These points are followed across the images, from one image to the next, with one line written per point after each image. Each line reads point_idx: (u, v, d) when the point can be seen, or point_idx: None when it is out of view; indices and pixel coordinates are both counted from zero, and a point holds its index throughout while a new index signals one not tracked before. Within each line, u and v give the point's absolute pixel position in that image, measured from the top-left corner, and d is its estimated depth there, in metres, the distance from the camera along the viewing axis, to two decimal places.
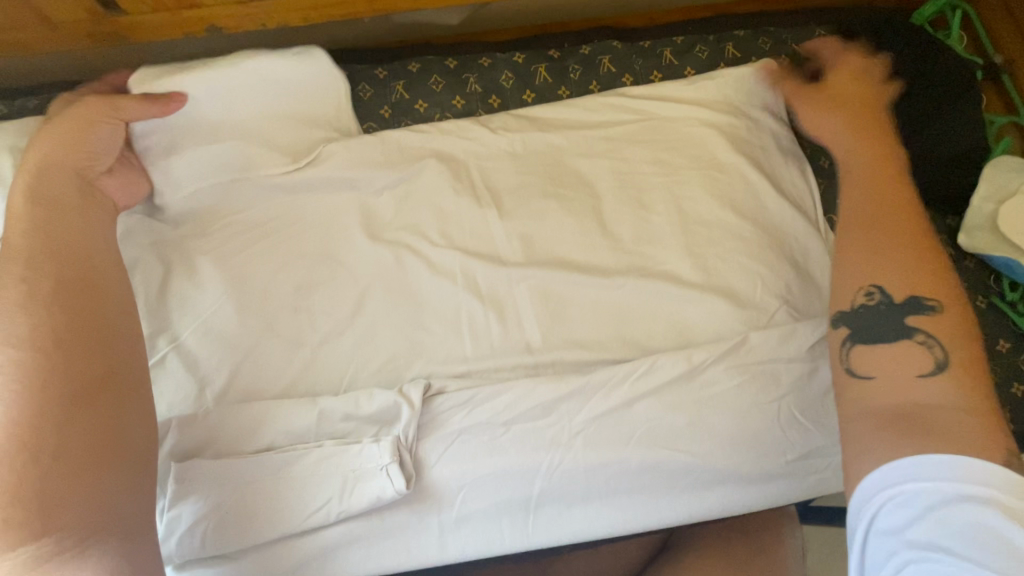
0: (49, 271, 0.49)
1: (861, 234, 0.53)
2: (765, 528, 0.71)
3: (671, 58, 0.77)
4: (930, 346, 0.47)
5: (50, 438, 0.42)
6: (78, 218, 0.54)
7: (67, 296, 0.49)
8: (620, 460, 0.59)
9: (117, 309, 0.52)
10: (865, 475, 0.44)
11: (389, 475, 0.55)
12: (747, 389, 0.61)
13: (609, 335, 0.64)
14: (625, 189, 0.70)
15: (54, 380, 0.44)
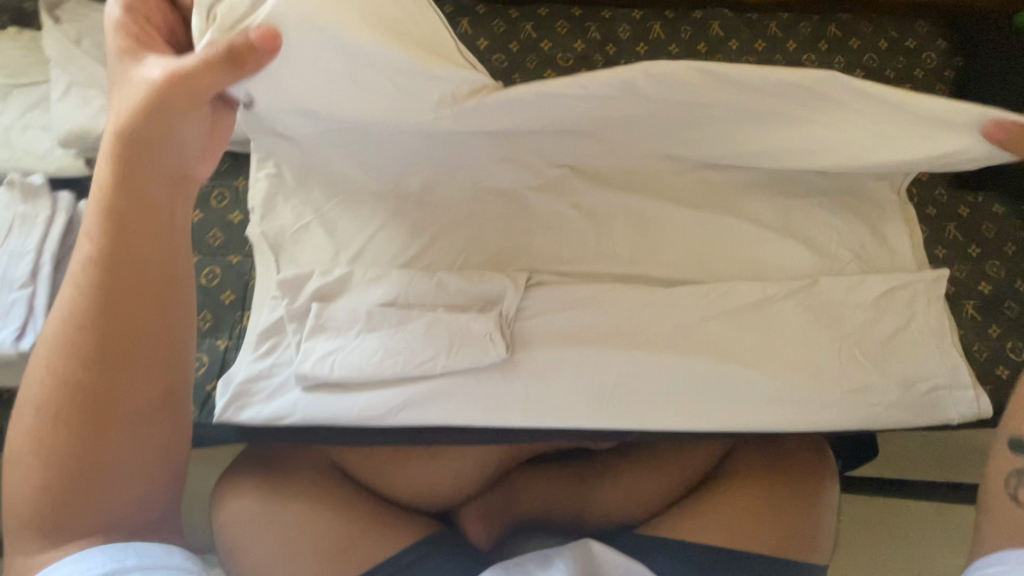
0: (89, 269, 0.53)
1: None
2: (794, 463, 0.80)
3: (777, 31, 0.82)
4: None
5: (70, 408, 0.52)
6: (138, 201, 0.54)
7: (103, 316, 0.53)
8: (690, 365, 0.67)
9: (130, 419, 0.53)
10: None
11: (491, 341, 0.65)
12: (811, 324, 0.68)
13: (691, 263, 0.72)
14: None
15: (53, 467, 0.51)
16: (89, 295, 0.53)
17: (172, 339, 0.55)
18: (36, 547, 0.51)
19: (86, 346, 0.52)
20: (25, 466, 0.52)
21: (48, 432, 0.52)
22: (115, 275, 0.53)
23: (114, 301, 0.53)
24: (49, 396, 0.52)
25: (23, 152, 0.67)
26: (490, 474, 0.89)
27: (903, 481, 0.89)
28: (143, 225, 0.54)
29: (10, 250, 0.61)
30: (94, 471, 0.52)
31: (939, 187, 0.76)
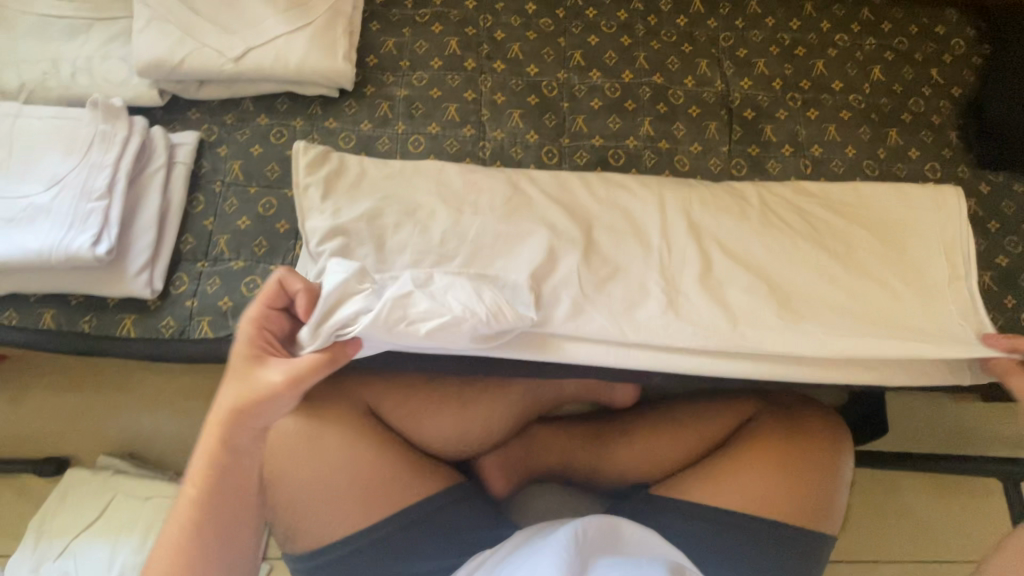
0: (197, 525, 0.55)
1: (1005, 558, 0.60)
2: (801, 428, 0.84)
3: (811, 11, 0.86)
4: None
5: None
6: (234, 493, 0.57)
7: (206, 542, 0.55)
8: (715, 318, 0.69)
9: (225, 551, 0.56)
10: None
11: (519, 292, 0.67)
12: (830, 286, 0.72)
13: (723, 222, 0.74)
14: (751, 110, 0.81)
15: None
16: (199, 502, 0.55)
17: (238, 557, 0.57)
18: None
19: (184, 555, 0.54)
20: None
21: (187, 527, 0.55)
22: (221, 473, 0.56)
23: (203, 541, 0.55)
24: (170, 552, 0.54)
25: (103, 80, 0.72)
26: (515, 424, 0.92)
27: (912, 457, 0.92)
28: (228, 485, 0.56)
29: (90, 163, 0.65)
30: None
31: (961, 165, 0.79)
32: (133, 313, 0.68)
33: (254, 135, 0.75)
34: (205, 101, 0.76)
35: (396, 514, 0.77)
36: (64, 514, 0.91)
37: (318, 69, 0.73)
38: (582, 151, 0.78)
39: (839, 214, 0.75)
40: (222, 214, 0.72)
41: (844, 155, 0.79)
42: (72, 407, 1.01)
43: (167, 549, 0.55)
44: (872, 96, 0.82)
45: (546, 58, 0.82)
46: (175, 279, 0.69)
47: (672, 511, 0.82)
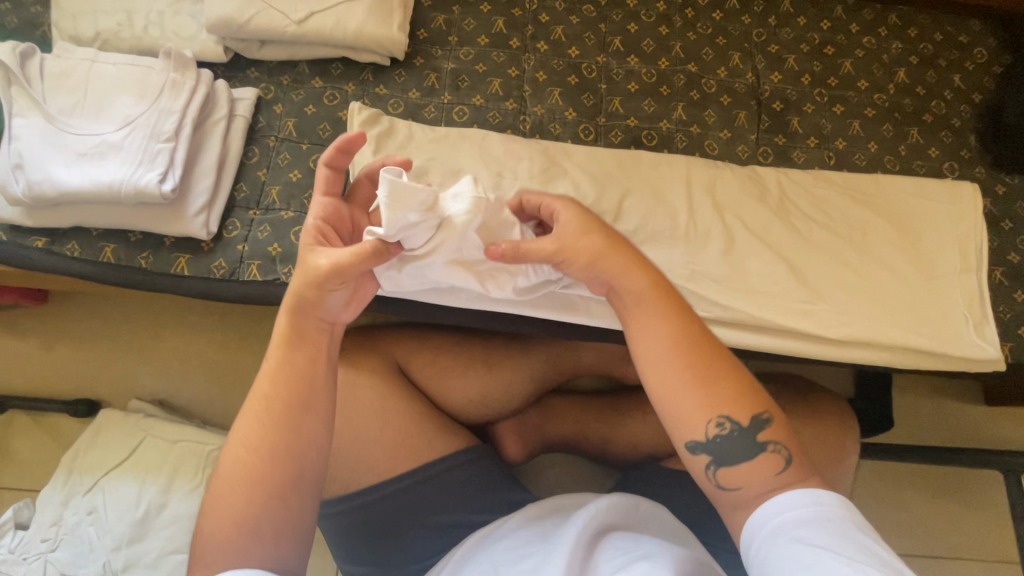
0: (270, 399, 0.57)
1: (674, 363, 0.55)
2: (809, 413, 0.87)
3: (842, 14, 0.91)
4: (778, 449, 0.54)
5: (261, 465, 0.55)
6: (303, 370, 0.58)
7: (280, 412, 0.56)
8: (734, 293, 0.73)
9: (296, 426, 0.56)
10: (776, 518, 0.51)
11: None
12: (848, 270, 0.75)
13: (746, 203, 0.77)
14: (778, 103, 0.85)
15: (253, 477, 0.54)
16: (274, 379, 0.57)
17: (311, 431, 0.57)
18: (229, 525, 0.52)
19: (262, 426, 0.56)
20: (223, 493, 0.54)
21: (263, 401, 0.57)
22: (294, 352, 0.58)
23: (278, 413, 0.56)
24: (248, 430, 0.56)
25: (174, 35, 0.77)
26: (533, 392, 0.95)
27: (912, 451, 0.95)
28: (298, 367, 0.58)
29: (160, 108, 0.70)
30: (269, 491, 0.54)
31: (978, 166, 0.83)
32: (187, 253, 0.72)
33: (308, 96, 0.80)
34: (264, 61, 0.81)
35: (418, 464, 0.80)
36: (94, 452, 0.94)
37: (374, 36, 0.78)
38: (617, 130, 0.82)
39: (857, 201, 0.78)
40: (275, 167, 0.76)
41: (866, 150, 0.83)
42: (105, 354, 1.05)
43: (247, 426, 0.57)
44: (896, 96, 0.86)
45: (587, 42, 0.86)
46: (228, 224, 0.73)
47: (683, 481, 0.84)
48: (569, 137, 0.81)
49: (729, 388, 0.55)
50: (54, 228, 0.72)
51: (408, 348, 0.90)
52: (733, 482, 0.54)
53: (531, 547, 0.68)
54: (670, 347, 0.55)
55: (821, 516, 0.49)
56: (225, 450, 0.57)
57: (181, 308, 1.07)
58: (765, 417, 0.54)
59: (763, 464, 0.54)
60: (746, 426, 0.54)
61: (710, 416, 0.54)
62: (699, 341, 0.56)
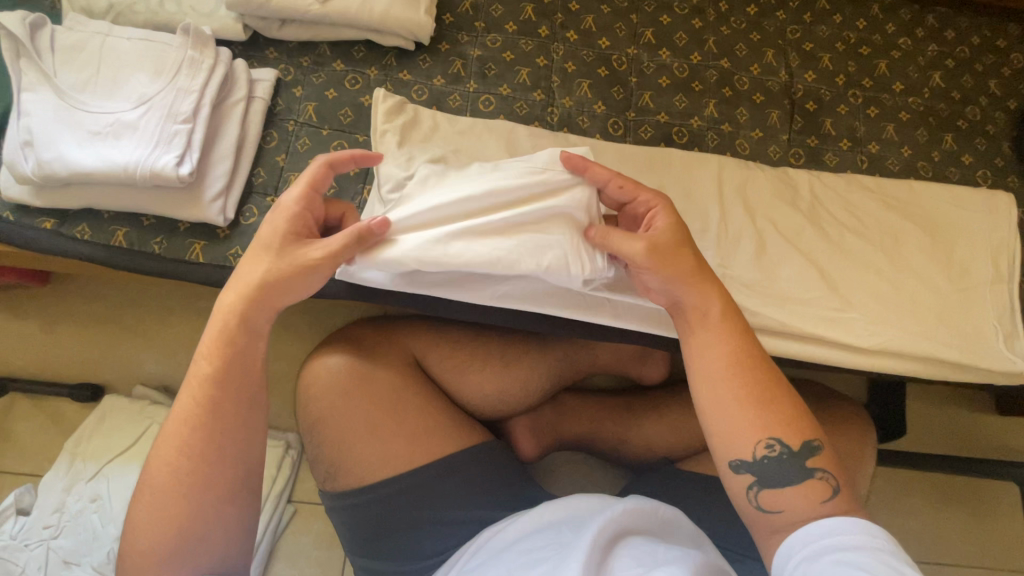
0: (206, 398, 0.55)
1: (733, 382, 0.58)
2: (827, 420, 0.86)
3: (878, 13, 0.88)
4: (824, 478, 0.56)
5: (189, 470, 0.53)
6: (240, 364, 0.57)
7: (215, 410, 0.55)
8: (763, 298, 0.72)
9: (234, 427, 0.56)
10: (808, 536, 0.53)
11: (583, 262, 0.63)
12: (879, 278, 0.73)
13: (778, 206, 0.76)
14: (812, 104, 0.83)
15: (187, 478, 0.53)
16: (211, 379, 0.56)
17: (247, 427, 0.56)
18: (160, 531, 0.52)
19: (194, 426, 0.54)
20: (154, 496, 0.53)
21: (199, 399, 0.55)
22: (230, 349, 0.57)
23: (212, 412, 0.55)
24: (181, 429, 0.55)
25: (191, 10, 0.74)
26: (549, 390, 0.93)
27: (924, 459, 0.95)
28: (235, 365, 0.57)
29: (177, 88, 0.67)
30: (206, 490, 0.54)
31: (1012, 175, 0.81)
32: (203, 239, 0.70)
33: (329, 79, 0.77)
34: (283, 41, 0.78)
35: (433, 460, 0.78)
36: (97, 439, 0.92)
37: (399, 19, 0.75)
38: (647, 126, 0.80)
39: (890, 207, 0.77)
40: (294, 152, 0.73)
41: (900, 155, 0.81)
42: (109, 338, 1.03)
43: (180, 425, 0.55)
44: (931, 101, 0.84)
45: (617, 32, 0.83)
46: (245, 211, 0.71)
47: (700, 482, 0.83)
48: (599, 132, 0.79)
49: (781, 413, 0.57)
50: (64, 210, 0.69)
51: (424, 341, 0.88)
52: (777, 504, 0.56)
53: (547, 551, 0.65)
54: (729, 369, 0.58)
55: (864, 546, 0.50)
56: (154, 450, 0.55)
57: (188, 294, 1.04)
58: (817, 445, 0.57)
59: (809, 490, 0.56)
60: (795, 450, 0.56)
61: (759, 436, 0.56)
62: (753, 363, 0.58)
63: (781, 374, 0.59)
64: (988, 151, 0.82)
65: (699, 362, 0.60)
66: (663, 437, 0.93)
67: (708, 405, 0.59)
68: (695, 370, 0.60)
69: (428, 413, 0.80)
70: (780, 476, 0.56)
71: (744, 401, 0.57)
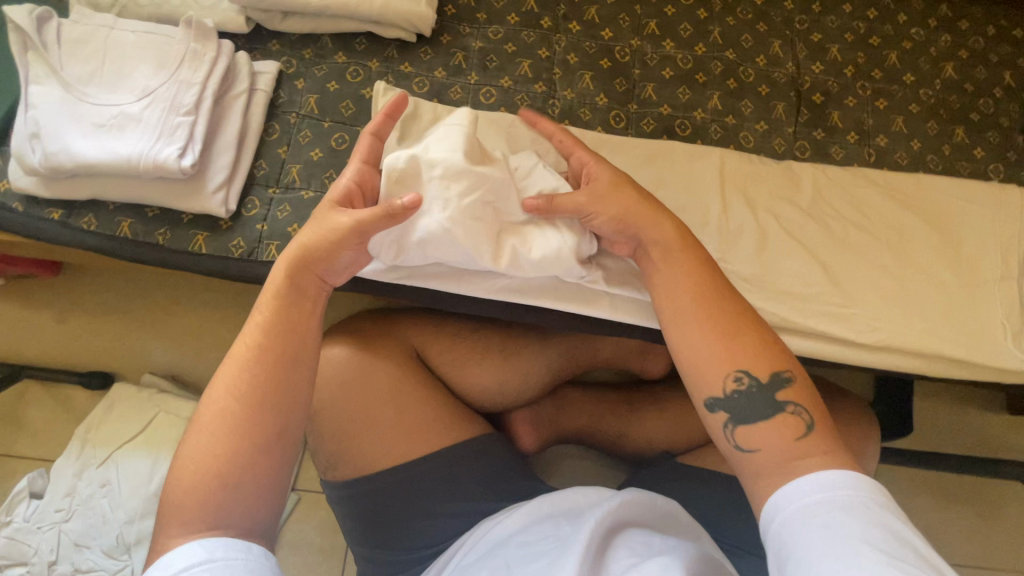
0: (262, 348, 0.55)
1: (698, 315, 0.58)
2: (831, 416, 0.85)
3: (890, 2, 0.86)
4: (798, 413, 0.55)
5: (240, 415, 0.52)
6: (292, 319, 0.57)
7: (267, 361, 0.54)
8: (764, 292, 0.71)
9: (284, 380, 0.54)
10: (798, 490, 0.50)
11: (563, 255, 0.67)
12: (883, 273, 0.72)
13: (779, 199, 0.75)
14: (818, 96, 0.81)
15: (242, 425, 0.51)
16: (263, 335, 0.55)
17: (298, 384, 0.55)
18: (197, 478, 0.49)
19: (249, 379, 0.53)
20: (204, 442, 0.51)
21: (254, 350, 0.54)
22: (287, 307, 0.57)
23: (269, 367, 0.54)
24: (232, 381, 0.53)
25: (194, 3, 0.74)
26: (550, 383, 0.93)
27: (930, 456, 0.94)
28: (291, 324, 0.57)
29: (180, 80, 0.67)
30: (258, 441, 0.52)
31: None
32: (206, 230, 0.71)
33: (331, 72, 0.77)
34: (286, 33, 0.78)
35: (433, 451, 0.79)
36: (108, 426, 0.94)
37: (402, 12, 0.75)
38: (649, 119, 0.79)
39: (896, 201, 0.75)
40: (296, 145, 0.74)
41: (909, 147, 0.80)
42: (121, 327, 1.05)
43: (234, 370, 0.54)
44: (941, 92, 0.82)
45: (621, 24, 0.82)
46: (248, 203, 0.72)
47: (699, 476, 0.83)
48: (600, 125, 0.78)
49: (749, 344, 0.57)
50: (71, 200, 0.70)
51: (426, 333, 0.88)
52: (751, 443, 0.55)
53: (545, 546, 0.65)
54: (694, 298, 0.59)
55: (851, 500, 0.48)
56: (205, 398, 0.53)
57: (196, 285, 1.06)
58: (786, 377, 0.56)
59: (782, 425, 0.55)
60: (764, 383, 0.56)
61: (727, 369, 0.57)
62: (718, 298, 0.59)
63: (749, 306, 0.59)
64: (1001, 145, 0.80)
65: (668, 295, 0.61)
66: (662, 430, 0.93)
67: (678, 342, 0.59)
68: (666, 310, 0.61)
69: (427, 405, 0.80)
70: (757, 415, 0.56)
71: (711, 333, 0.57)
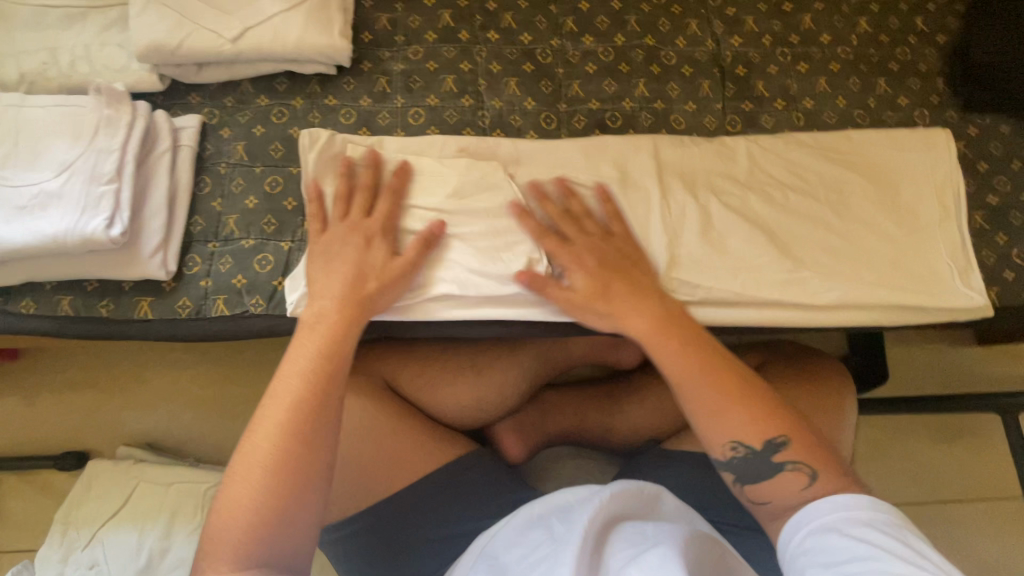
0: (307, 381, 0.59)
1: (697, 389, 0.63)
2: (806, 379, 0.87)
3: None
4: (795, 468, 0.60)
5: (283, 450, 0.55)
6: (335, 352, 0.61)
7: (309, 394, 0.58)
8: (715, 269, 0.72)
9: (327, 414, 0.58)
10: (828, 509, 0.56)
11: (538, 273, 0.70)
12: (827, 232, 0.73)
13: (716, 177, 0.76)
14: (742, 69, 0.82)
15: (285, 461, 0.55)
16: (293, 404, 0.57)
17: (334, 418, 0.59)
18: (243, 511, 0.53)
19: (291, 414, 0.57)
20: (251, 474, 0.54)
21: (297, 382, 0.58)
22: (318, 384, 0.59)
23: (308, 403, 0.57)
24: (264, 461, 0.55)
25: (104, 68, 0.73)
26: (527, 391, 0.93)
27: (908, 401, 0.95)
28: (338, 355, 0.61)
29: (97, 149, 0.66)
30: (289, 513, 0.54)
31: (949, 110, 0.81)
32: (149, 295, 0.69)
33: (256, 116, 0.76)
34: (204, 84, 0.77)
35: (417, 479, 0.78)
36: (88, 506, 0.92)
37: (317, 46, 0.74)
38: (580, 115, 0.79)
39: (830, 160, 0.76)
40: (229, 195, 0.73)
41: (835, 106, 0.81)
42: (90, 402, 1.02)
43: (282, 402, 0.58)
44: (860, 47, 0.84)
45: (538, 25, 0.83)
46: (188, 261, 0.70)
47: (686, 460, 0.83)
48: (533, 129, 0.79)
49: (749, 417, 0.61)
50: (6, 286, 0.68)
51: (393, 361, 0.87)
52: (761, 497, 0.62)
53: (540, 551, 0.65)
54: (687, 369, 0.63)
55: (871, 520, 0.53)
56: (251, 429, 0.57)
57: (161, 347, 1.04)
58: (781, 441, 0.60)
59: (786, 482, 0.60)
60: (758, 449, 0.61)
61: (724, 440, 0.61)
62: (712, 367, 0.63)
63: (739, 378, 0.63)
64: (923, 90, 0.82)
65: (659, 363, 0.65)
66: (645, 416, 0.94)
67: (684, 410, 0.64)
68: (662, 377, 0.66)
69: (403, 433, 0.80)
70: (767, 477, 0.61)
71: (711, 411, 0.62)
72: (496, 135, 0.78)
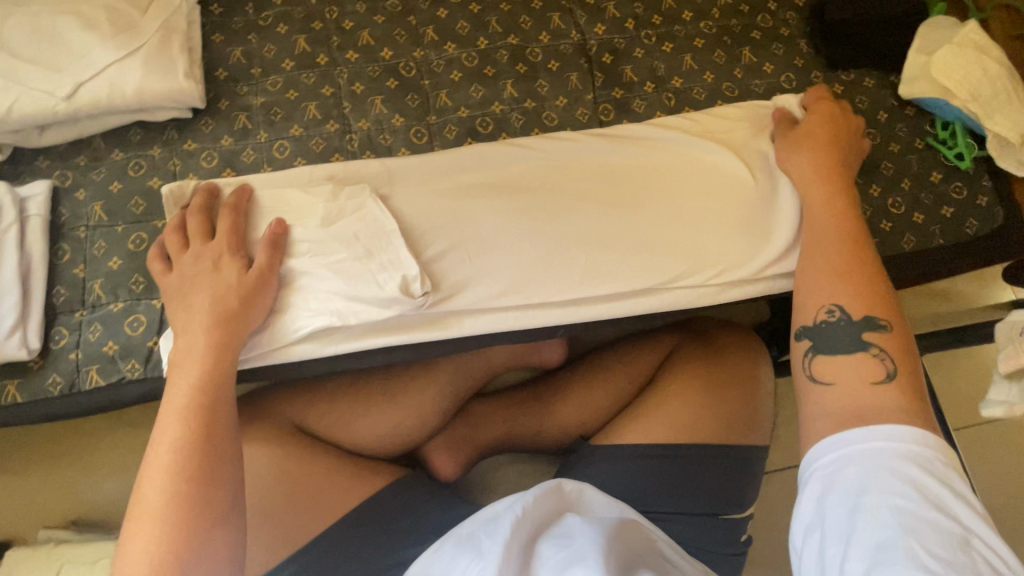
0: (192, 422, 0.57)
1: (835, 247, 0.63)
2: (716, 355, 0.89)
3: None
4: (883, 359, 0.56)
5: (181, 496, 0.54)
6: (219, 388, 0.60)
7: (196, 436, 0.57)
8: (600, 262, 0.72)
9: (220, 450, 0.57)
10: (873, 436, 0.50)
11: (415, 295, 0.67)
12: (706, 209, 0.74)
13: (592, 168, 0.75)
14: (608, 57, 0.82)
15: (185, 506, 0.54)
16: (182, 446, 0.56)
17: (230, 453, 0.58)
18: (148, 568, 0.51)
19: (183, 458, 0.55)
20: (151, 529, 0.53)
21: (182, 426, 0.57)
22: (203, 418, 0.58)
23: (198, 442, 0.56)
24: (161, 510, 0.53)
25: None
26: (452, 408, 0.92)
27: None
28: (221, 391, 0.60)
29: None
30: (200, 554, 0.53)
31: (814, 70, 0.82)
32: (16, 376, 0.66)
33: (111, 172, 0.73)
34: (52, 146, 0.74)
35: (340, 517, 0.76)
36: None
37: (162, 92, 0.71)
38: (450, 125, 0.78)
39: (702, 136, 0.76)
40: (92, 259, 0.70)
41: (704, 82, 0.81)
42: (5, 488, 0.97)
43: (170, 447, 0.56)
44: (721, 20, 0.84)
45: (398, 39, 0.81)
46: (54, 334, 0.67)
47: (612, 452, 0.83)
48: (404, 145, 0.77)
49: (865, 291, 0.60)
50: None
51: (303, 401, 0.85)
52: (827, 374, 0.57)
53: (467, 561, 0.60)
54: (844, 231, 0.64)
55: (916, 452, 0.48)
56: (141, 482, 0.55)
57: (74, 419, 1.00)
58: (883, 324, 0.58)
59: (863, 364, 0.56)
60: (855, 320, 0.58)
61: (822, 301, 0.60)
62: (865, 245, 0.63)
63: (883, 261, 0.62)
64: (788, 54, 0.83)
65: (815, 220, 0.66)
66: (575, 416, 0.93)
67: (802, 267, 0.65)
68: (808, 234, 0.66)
69: (319, 473, 0.78)
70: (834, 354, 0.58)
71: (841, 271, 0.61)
72: (366, 157, 0.76)
